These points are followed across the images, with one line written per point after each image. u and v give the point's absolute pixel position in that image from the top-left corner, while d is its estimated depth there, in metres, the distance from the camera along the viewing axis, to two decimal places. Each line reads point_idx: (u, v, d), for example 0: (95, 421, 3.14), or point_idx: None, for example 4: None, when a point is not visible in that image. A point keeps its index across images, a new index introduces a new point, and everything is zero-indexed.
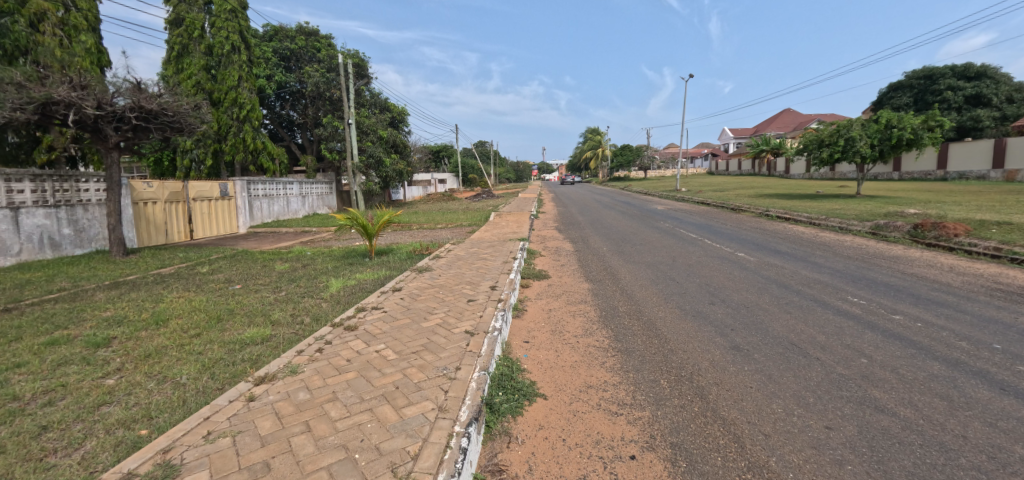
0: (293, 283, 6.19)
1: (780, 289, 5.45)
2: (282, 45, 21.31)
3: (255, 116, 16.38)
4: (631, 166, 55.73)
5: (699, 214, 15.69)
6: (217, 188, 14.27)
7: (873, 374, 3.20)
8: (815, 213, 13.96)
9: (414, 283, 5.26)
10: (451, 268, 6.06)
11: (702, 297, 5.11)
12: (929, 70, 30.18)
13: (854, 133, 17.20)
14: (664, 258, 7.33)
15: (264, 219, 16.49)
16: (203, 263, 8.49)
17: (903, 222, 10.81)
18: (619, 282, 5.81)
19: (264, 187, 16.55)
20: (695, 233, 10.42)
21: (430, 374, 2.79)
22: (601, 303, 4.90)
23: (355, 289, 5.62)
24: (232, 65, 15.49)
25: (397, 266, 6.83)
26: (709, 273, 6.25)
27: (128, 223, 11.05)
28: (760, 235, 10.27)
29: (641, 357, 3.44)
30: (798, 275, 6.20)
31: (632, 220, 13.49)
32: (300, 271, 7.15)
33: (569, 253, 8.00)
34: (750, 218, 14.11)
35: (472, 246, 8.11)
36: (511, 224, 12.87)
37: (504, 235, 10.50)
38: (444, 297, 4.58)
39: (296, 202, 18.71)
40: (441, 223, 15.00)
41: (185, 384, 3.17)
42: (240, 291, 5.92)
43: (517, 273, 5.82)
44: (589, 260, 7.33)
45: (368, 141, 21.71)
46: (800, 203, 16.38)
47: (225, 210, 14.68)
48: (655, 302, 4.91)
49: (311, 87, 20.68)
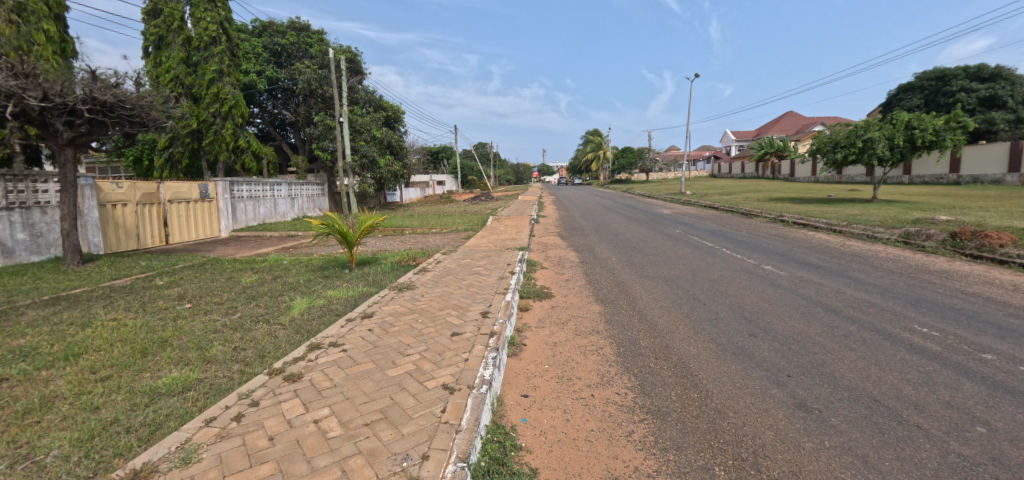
0: (253, 303, 5.27)
1: (830, 315, 4.54)
2: (273, 40, 20.43)
3: (240, 113, 15.73)
4: (632, 168, 54.90)
5: (709, 218, 14.80)
6: (196, 189, 13.37)
7: (1008, 457, 2.28)
8: (835, 219, 13.05)
9: (391, 306, 4.36)
10: (437, 286, 5.16)
11: (740, 326, 4.19)
12: (941, 71, 29.41)
13: (873, 134, 16.30)
14: (683, 272, 6.43)
15: (249, 222, 15.60)
16: (164, 275, 7.57)
17: (936, 229, 9.89)
18: (636, 304, 4.91)
19: (249, 188, 15.67)
20: (710, 241, 9.52)
21: (381, 470, 1.88)
22: (618, 334, 3.98)
23: (321, 312, 4.71)
24: (213, 58, 14.87)
25: (376, 281, 5.92)
26: (740, 294, 5.33)
27: (94, 227, 10.20)
28: (783, 244, 9.36)
29: (681, 424, 2.52)
30: (842, 295, 5.29)
31: (640, 225, 12.58)
32: (267, 286, 6.24)
33: (574, 264, 7.10)
34: (764, 224, 13.23)
35: (464, 256, 7.20)
36: (510, 229, 11.97)
37: (501, 242, 9.59)
38: (422, 329, 3.66)
39: (283, 204, 17.84)
40: (436, 227, 14.11)
41: (45, 467, 2.24)
42: (188, 313, 5.00)
43: (514, 293, 4.89)
44: (597, 274, 6.43)
45: (361, 140, 20.91)
46: (816, 208, 15.47)
47: (205, 212, 13.78)
48: (684, 333, 3.99)
49: (303, 84, 19.86)
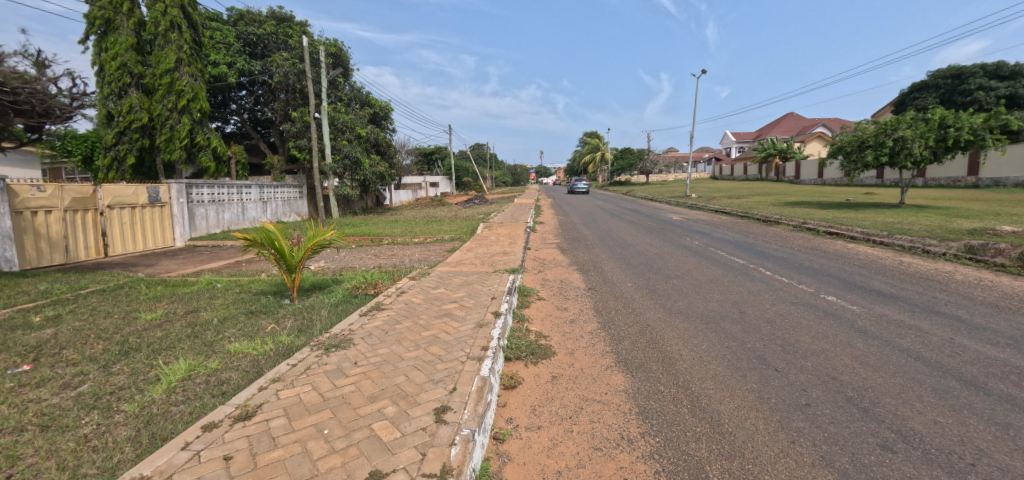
0: (116, 367, 3.64)
1: (981, 399, 2.94)
2: (248, 30, 18.60)
3: (200, 108, 14.24)
4: (632, 170, 53.39)
5: (726, 226, 13.24)
6: (144, 193, 11.66)
7: None
8: (871, 227, 11.51)
9: (297, 389, 2.73)
10: (384, 340, 3.51)
11: (856, 428, 2.58)
12: (957, 69, 28.16)
13: (905, 133, 14.89)
14: (724, 308, 4.84)
15: (210, 229, 13.92)
16: (56, 306, 5.92)
17: (1006, 243, 8.29)
18: (677, 371, 3.28)
19: (210, 191, 13.99)
20: (740, 257, 7.95)
21: None
22: (668, 448, 2.35)
23: (199, 393, 3.10)
24: (170, 45, 13.37)
25: (309, 328, 4.29)
26: (821, 350, 3.73)
27: (7, 238, 8.39)
28: (827, 261, 7.75)
29: None
30: (968, 354, 3.67)
31: (651, 235, 10.97)
32: (163, 330, 4.59)
33: (580, 293, 5.47)
34: (790, 232, 11.65)
35: (437, 282, 5.57)
36: (502, 240, 10.32)
37: (490, 258, 7.98)
38: (323, 456, 2.04)
39: (254, 208, 16.16)
40: (419, 235, 12.52)
41: None
42: (10, 385, 3.37)
43: (497, 357, 3.27)
44: (613, 309, 4.83)
45: (344, 139, 19.16)
46: (843, 215, 13.91)
47: (156, 219, 12.09)
48: (775, 448, 2.37)
49: (280, 77, 18.11)
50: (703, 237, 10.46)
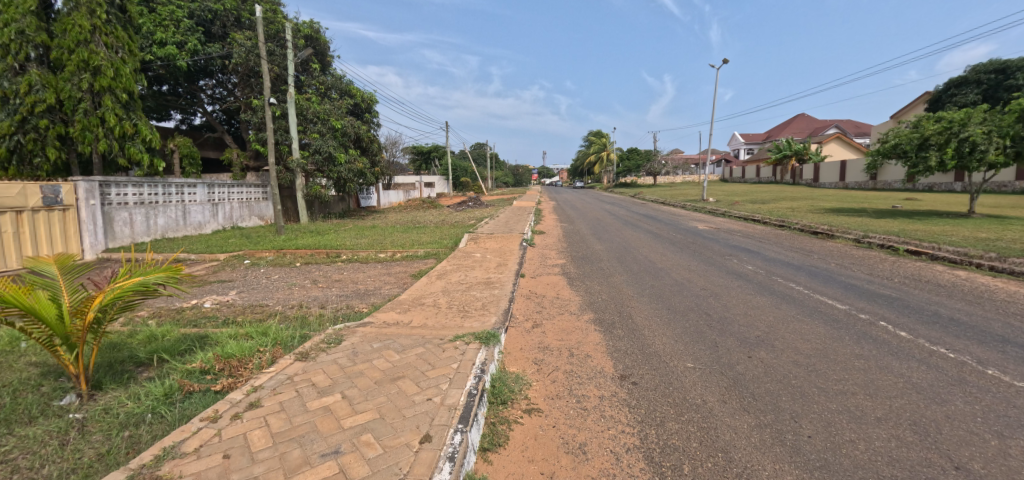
0: None
1: None
2: (204, 5, 15.77)
3: (125, 88, 11.63)
4: (638, 171, 50.48)
5: (772, 239, 10.68)
6: (36, 193, 8.92)
7: None
8: (962, 245, 8.93)
9: None
10: None
11: None
12: (1003, 62, 25.57)
13: (974, 133, 12.41)
14: (915, 457, 2.29)
15: (137, 237, 11.41)
16: None
17: None
18: None
19: (134, 191, 11.41)
20: (836, 298, 5.34)
21: None
22: None
23: None
24: (79, 7, 10.69)
25: None
26: None
27: None
28: (966, 306, 5.14)
29: None
30: None
31: (685, 254, 8.35)
32: None
33: (608, 395, 2.90)
34: (857, 250, 9.11)
35: (339, 368, 2.96)
36: (489, 260, 7.72)
37: (463, 296, 5.35)
38: None
39: (198, 212, 13.58)
40: (388, 250, 9.95)
41: None
42: None
43: None
44: (682, 455, 2.27)
45: (313, 131, 16.58)
46: (912, 226, 11.40)
47: (57, 226, 9.54)
48: None
49: (239, 58, 15.49)
50: (756, 259, 7.81)
